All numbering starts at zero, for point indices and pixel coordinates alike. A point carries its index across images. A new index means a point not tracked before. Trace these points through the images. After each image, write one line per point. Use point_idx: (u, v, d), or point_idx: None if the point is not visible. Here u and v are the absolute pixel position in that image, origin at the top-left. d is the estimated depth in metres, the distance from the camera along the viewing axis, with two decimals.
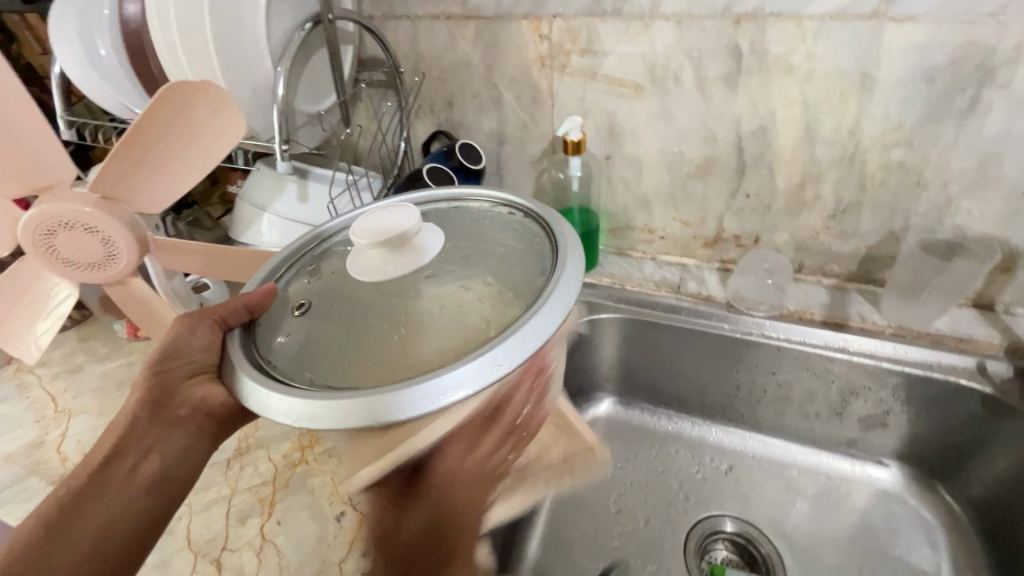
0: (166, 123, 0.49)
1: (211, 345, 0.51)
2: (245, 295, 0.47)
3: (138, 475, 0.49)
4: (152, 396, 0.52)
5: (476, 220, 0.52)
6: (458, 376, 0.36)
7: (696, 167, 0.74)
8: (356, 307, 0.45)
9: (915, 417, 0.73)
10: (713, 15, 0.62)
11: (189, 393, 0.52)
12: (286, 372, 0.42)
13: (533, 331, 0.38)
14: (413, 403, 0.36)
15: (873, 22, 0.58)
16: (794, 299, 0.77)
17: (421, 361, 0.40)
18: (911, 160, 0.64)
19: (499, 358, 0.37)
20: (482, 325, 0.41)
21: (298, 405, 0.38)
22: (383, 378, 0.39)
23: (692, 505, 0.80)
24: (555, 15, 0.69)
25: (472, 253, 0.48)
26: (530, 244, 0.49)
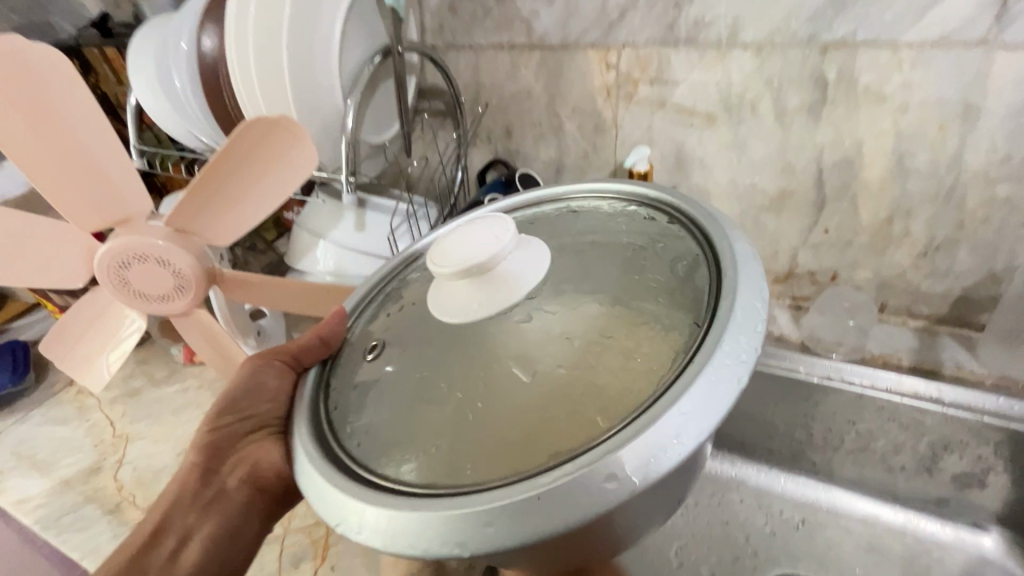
0: (243, 158, 0.48)
1: (274, 397, 0.49)
2: (318, 325, 0.46)
3: (182, 555, 0.46)
4: (203, 461, 0.50)
5: (600, 224, 0.47)
6: (596, 484, 0.28)
7: (770, 200, 0.70)
8: (458, 345, 0.39)
9: (1021, 478, 0.65)
10: (798, 43, 0.59)
11: (241, 457, 0.50)
12: (373, 451, 0.36)
13: (694, 411, 0.30)
14: (538, 517, 0.28)
15: (979, 49, 0.53)
16: (877, 342, 0.72)
17: (544, 428, 0.33)
18: (1017, 197, 0.59)
19: (654, 448, 0.29)
20: (622, 374, 0.34)
21: (389, 510, 0.31)
22: (496, 457, 0.33)
23: (761, 562, 0.74)
24: (624, 45, 0.67)
25: (594, 267, 0.42)
26: (671, 259, 0.42)
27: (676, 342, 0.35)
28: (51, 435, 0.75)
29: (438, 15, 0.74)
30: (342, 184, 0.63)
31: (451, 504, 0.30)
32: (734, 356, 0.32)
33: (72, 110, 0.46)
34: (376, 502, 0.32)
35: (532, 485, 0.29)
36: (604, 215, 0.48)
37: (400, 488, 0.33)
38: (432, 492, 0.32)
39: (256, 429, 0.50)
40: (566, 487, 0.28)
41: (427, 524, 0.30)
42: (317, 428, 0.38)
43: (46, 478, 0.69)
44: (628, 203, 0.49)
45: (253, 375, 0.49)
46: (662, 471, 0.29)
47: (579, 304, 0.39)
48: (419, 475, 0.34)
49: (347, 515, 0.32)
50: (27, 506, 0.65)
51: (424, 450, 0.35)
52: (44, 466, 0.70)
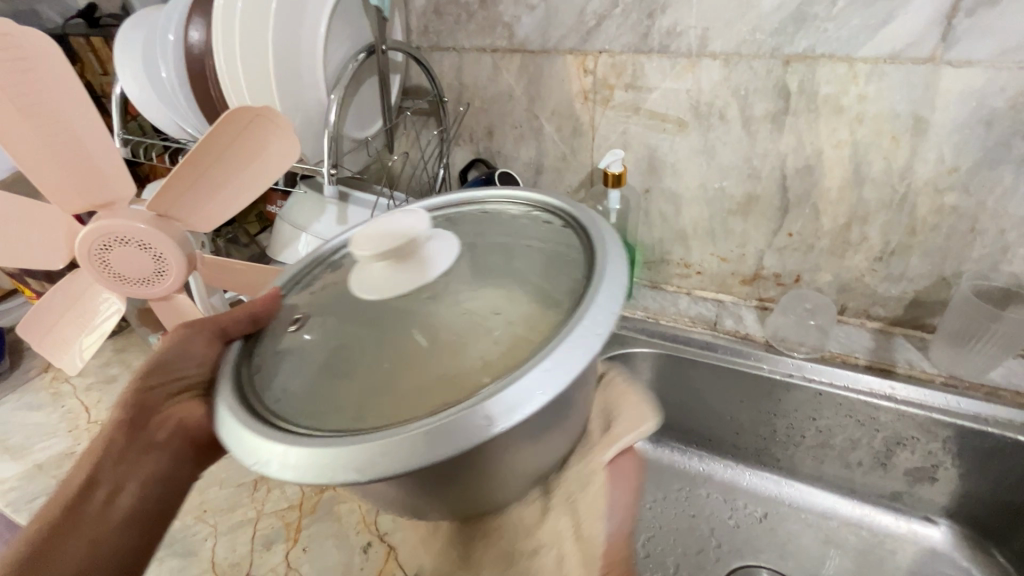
0: (226, 146, 0.50)
1: (203, 361, 0.51)
2: (250, 304, 0.46)
3: (113, 509, 0.46)
4: (132, 416, 0.49)
5: (507, 222, 0.49)
6: (469, 420, 0.30)
7: (738, 204, 0.73)
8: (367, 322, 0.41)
9: (967, 472, 0.69)
10: (763, 55, 0.62)
11: (172, 413, 0.51)
12: (281, 404, 0.37)
13: (563, 363, 0.32)
14: (414, 449, 0.30)
15: (928, 66, 0.57)
16: (836, 342, 0.75)
17: (430, 395, 0.35)
18: (964, 205, 0.63)
19: (522, 392, 0.31)
20: (503, 349, 0.36)
21: (279, 450, 0.32)
22: (386, 413, 0.34)
23: (724, 553, 0.76)
24: (600, 51, 0.70)
25: (497, 258, 0.44)
26: (564, 256, 0.43)
27: (558, 316, 0.37)
28: (24, 421, 0.75)
29: (423, 17, 0.77)
30: (323, 176, 0.64)
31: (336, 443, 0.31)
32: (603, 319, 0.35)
33: (59, 94, 0.47)
34: (270, 439, 0.33)
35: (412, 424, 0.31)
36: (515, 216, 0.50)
37: (298, 430, 0.34)
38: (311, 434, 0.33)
39: (188, 386, 0.51)
40: (441, 425, 0.30)
41: (308, 458, 0.31)
42: (232, 381, 0.39)
43: (18, 462, 0.69)
44: (532, 207, 0.50)
45: (180, 342, 0.50)
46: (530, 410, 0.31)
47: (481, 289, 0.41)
48: (315, 423, 0.35)
49: (242, 455, 0.33)
50: None
51: (322, 409, 0.36)
52: (16, 450, 0.70)
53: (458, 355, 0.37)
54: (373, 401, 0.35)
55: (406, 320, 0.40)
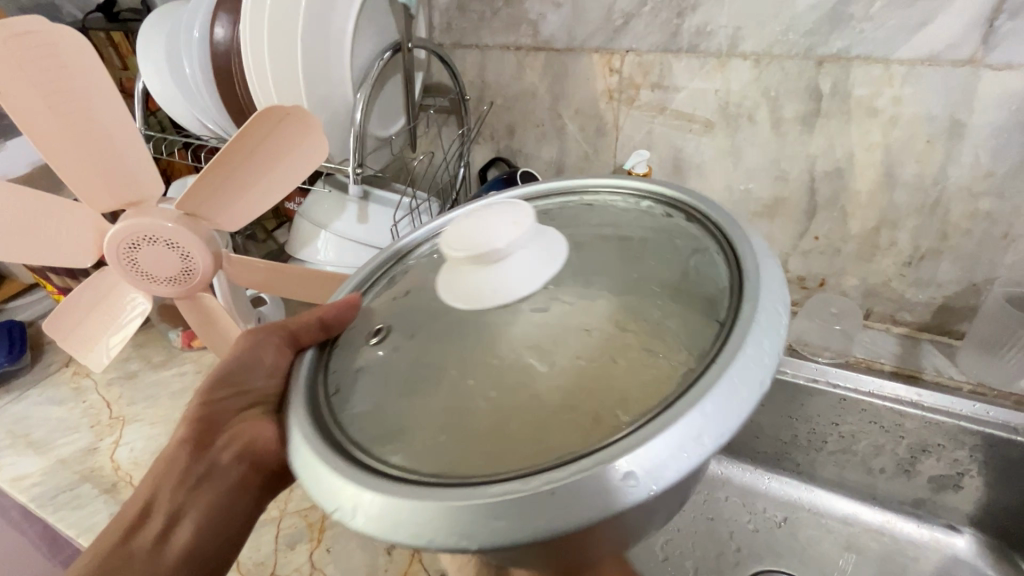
0: (255, 145, 0.49)
1: (272, 371, 0.49)
2: (320, 307, 0.45)
3: (172, 538, 0.44)
4: (196, 433, 0.49)
5: (612, 219, 0.47)
6: (589, 492, 0.27)
7: (764, 206, 0.72)
8: (463, 338, 0.39)
9: (994, 481, 0.68)
10: (796, 55, 0.61)
11: (237, 433, 0.49)
12: (363, 433, 0.36)
13: (696, 436, 0.29)
14: (520, 518, 0.28)
15: (967, 68, 0.56)
16: (861, 347, 0.74)
17: (542, 434, 0.32)
18: (999, 211, 0.62)
19: (648, 463, 0.28)
20: (623, 388, 0.34)
21: (369, 497, 0.30)
22: (490, 456, 0.32)
23: (744, 558, 0.76)
24: (627, 50, 0.69)
25: (600, 259, 0.42)
26: (682, 257, 0.42)
27: (696, 344, 0.35)
28: (46, 416, 0.75)
29: (447, 14, 0.76)
30: (349, 175, 0.64)
31: (423, 496, 0.30)
32: (747, 383, 0.30)
33: (90, 90, 0.47)
34: (358, 482, 0.31)
35: (520, 485, 0.28)
36: (620, 211, 0.48)
37: (387, 473, 0.32)
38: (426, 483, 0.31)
39: (253, 403, 0.50)
40: (554, 493, 0.28)
41: (431, 516, 0.29)
42: (310, 404, 0.38)
43: (42, 456, 0.69)
44: (644, 196, 0.49)
45: (250, 350, 0.50)
46: (666, 481, 0.28)
47: (577, 305, 0.39)
48: (408, 462, 0.33)
49: (326, 498, 0.32)
50: (22, 484, 0.66)
51: (416, 442, 0.35)
52: (40, 445, 0.71)
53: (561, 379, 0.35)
54: (474, 437, 0.34)
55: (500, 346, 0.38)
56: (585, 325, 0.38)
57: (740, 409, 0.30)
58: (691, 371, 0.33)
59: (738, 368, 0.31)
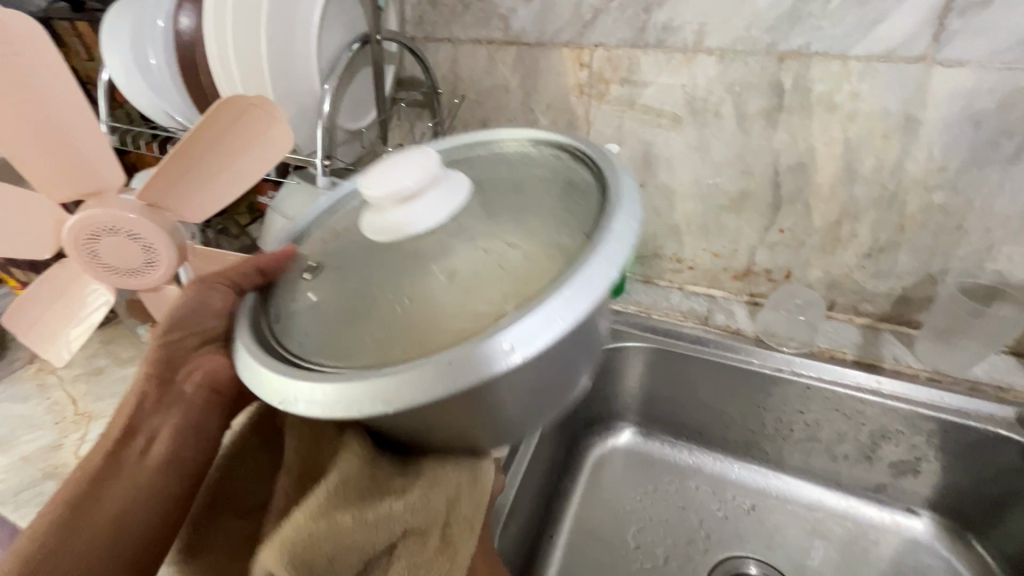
0: (217, 135, 0.49)
1: (218, 313, 0.52)
2: (258, 257, 0.48)
3: (152, 454, 0.49)
4: (157, 371, 0.51)
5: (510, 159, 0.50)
6: (473, 362, 0.33)
7: (730, 200, 0.74)
8: (377, 262, 0.43)
9: (949, 464, 0.71)
10: (758, 52, 0.63)
11: (197, 366, 0.53)
12: (299, 343, 0.40)
13: (556, 311, 0.34)
14: (417, 387, 0.32)
15: (920, 65, 0.58)
16: (825, 337, 0.76)
17: (441, 333, 0.37)
18: (952, 203, 0.64)
19: (515, 337, 0.33)
20: (510, 290, 0.37)
21: (294, 388, 0.35)
22: (401, 352, 0.36)
23: (713, 545, 0.77)
24: (596, 45, 0.69)
25: (501, 190, 0.46)
26: (570, 187, 0.46)
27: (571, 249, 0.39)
28: (8, 413, 0.73)
29: (418, 8, 0.76)
30: (317, 168, 0.64)
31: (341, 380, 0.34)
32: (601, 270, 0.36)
33: (43, 78, 0.46)
34: (287, 375, 0.36)
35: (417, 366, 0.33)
36: (525, 157, 0.51)
37: (315, 369, 0.37)
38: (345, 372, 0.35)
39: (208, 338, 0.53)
40: (445, 365, 0.33)
41: (348, 393, 0.33)
42: (251, 323, 0.42)
43: (4, 454, 0.68)
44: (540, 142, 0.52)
45: (194, 296, 0.51)
46: (536, 350, 0.33)
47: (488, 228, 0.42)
48: (331, 360, 0.37)
49: (264, 388, 0.36)
50: None
51: (339, 346, 0.38)
52: (2, 442, 0.69)
53: (466, 296, 0.38)
54: (385, 336, 0.38)
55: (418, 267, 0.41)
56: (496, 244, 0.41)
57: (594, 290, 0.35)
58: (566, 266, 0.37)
59: (595, 262, 0.36)
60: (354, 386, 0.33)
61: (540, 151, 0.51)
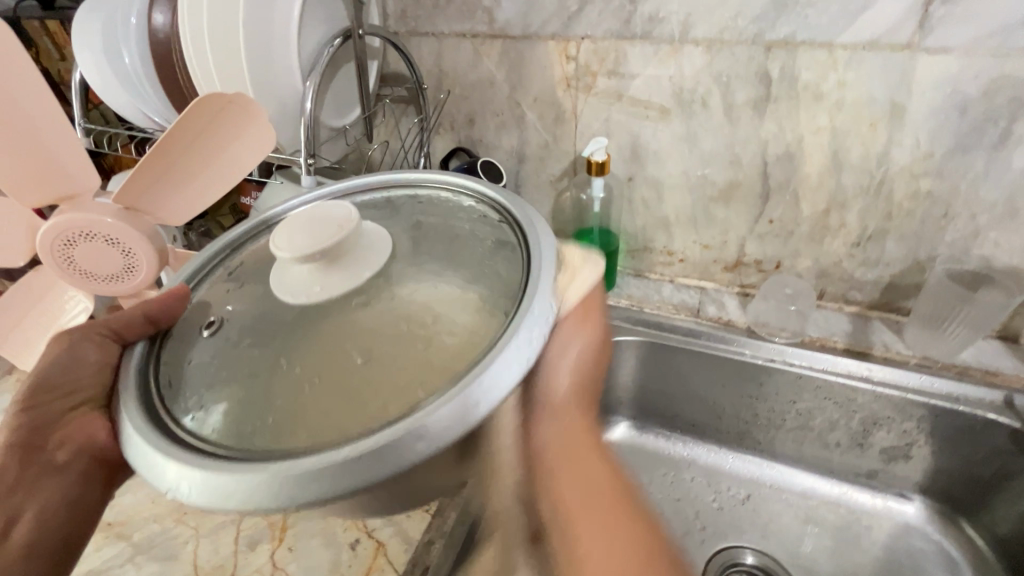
0: (197, 133, 0.47)
1: (95, 369, 0.50)
2: (144, 303, 0.43)
3: (10, 540, 0.47)
4: (24, 439, 0.50)
5: (436, 212, 0.48)
6: (387, 455, 0.30)
7: (719, 191, 0.74)
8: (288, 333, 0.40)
9: (939, 449, 0.72)
10: (745, 41, 0.62)
11: (66, 430, 0.50)
12: (193, 418, 0.36)
13: (488, 389, 0.32)
14: (318, 483, 0.30)
15: (905, 52, 0.58)
16: (815, 326, 0.76)
17: (351, 411, 0.34)
18: (938, 190, 0.64)
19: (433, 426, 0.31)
20: (431, 371, 0.35)
21: (191, 479, 0.31)
22: (303, 438, 0.34)
23: (709, 536, 0.78)
24: (583, 37, 0.69)
25: (426, 242, 0.44)
26: (495, 251, 0.43)
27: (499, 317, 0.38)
28: None
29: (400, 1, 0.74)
30: (301, 167, 0.62)
31: (240, 471, 0.31)
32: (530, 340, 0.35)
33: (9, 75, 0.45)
34: (178, 463, 0.32)
35: (324, 455, 0.31)
36: (454, 211, 0.48)
37: (215, 453, 0.33)
38: (245, 459, 0.32)
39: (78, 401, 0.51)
40: (358, 457, 0.30)
41: (247, 486, 0.31)
42: (140, 394, 0.38)
43: None
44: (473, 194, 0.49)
45: (65, 354, 0.50)
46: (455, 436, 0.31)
47: (405, 290, 0.41)
48: (228, 443, 0.34)
49: (151, 478, 0.33)
50: None
51: (241, 425, 0.35)
52: None
53: (386, 375, 0.36)
54: (292, 415, 0.35)
55: (337, 341, 0.38)
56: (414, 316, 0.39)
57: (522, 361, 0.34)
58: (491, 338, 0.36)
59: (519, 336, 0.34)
60: (254, 477, 0.31)
61: (466, 205, 0.48)
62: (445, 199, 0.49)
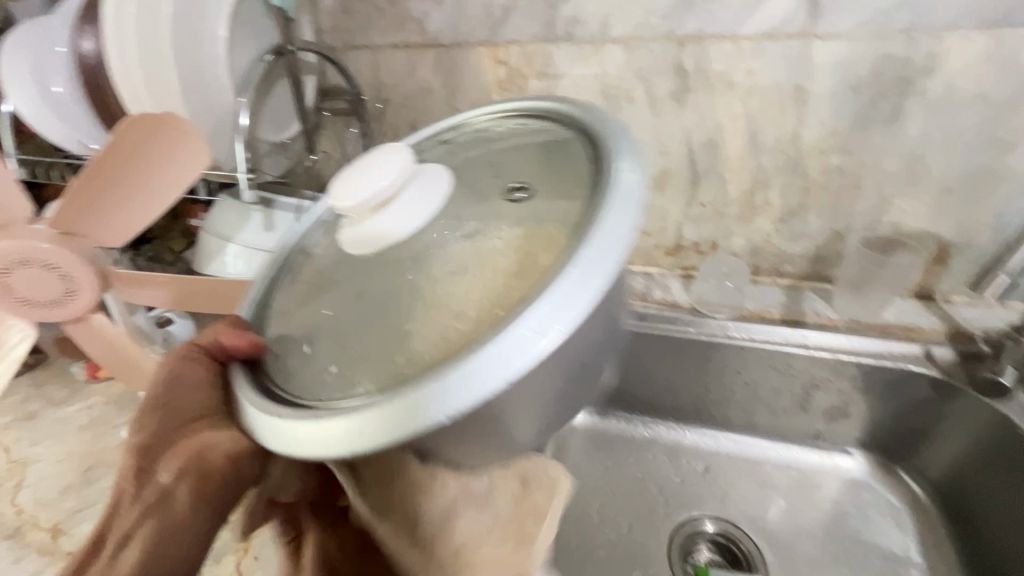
0: (128, 151, 0.48)
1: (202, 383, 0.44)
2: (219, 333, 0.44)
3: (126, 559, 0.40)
4: (133, 463, 0.42)
5: (484, 138, 0.53)
6: (501, 358, 0.33)
7: (653, 179, 0.78)
8: (372, 282, 0.43)
9: (872, 404, 0.77)
10: (659, 37, 0.67)
11: (179, 450, 0.42)
12: (299, 391, 0.40)
13: (544, 326, 0.33)
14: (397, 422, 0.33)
15: (802, 40, 0.63)
16: (752, 301, 0.81)
17: (423, 355, 0.37)
18: (846, 165, 0.70)
19: (525, 337, 0.33)
20: (507, 285, 0.38)
21: (305, 433, 0.36)
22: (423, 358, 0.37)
23: (672, 510, 0.81)
24: (510, 42, 0.72)
25: (481, 167, 0.49)
26: (563, 149, 0.47)
27: (581, 195, 0.42)
28: None
29: (333, 17, 0.76)
30: (240, 181, 0.63)
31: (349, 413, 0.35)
32: (611, 248, 0.36)
33: None
34: (292, 420, 0.37)
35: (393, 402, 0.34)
36: (506, 133, 0.52)
37: (317, 407, 0.37)
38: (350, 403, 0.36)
39: (202, 418, 0.43)
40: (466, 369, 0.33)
41: (359, 425, 0.34)
42: (252, 383, 0.42)
43: None
44: (541, 119, 0.52)
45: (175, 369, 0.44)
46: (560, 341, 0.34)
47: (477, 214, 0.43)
48: (330, 397, 0.38)
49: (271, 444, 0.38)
50: None
51: (353, 374, 0.38)
52: None
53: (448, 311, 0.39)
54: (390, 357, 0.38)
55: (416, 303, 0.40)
56: (510, 199, 0.44)
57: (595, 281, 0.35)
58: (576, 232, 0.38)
59: (575, 274, 0.35)
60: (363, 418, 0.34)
61: (502, 120, 0.54)
62: (482, 125, 0.54)
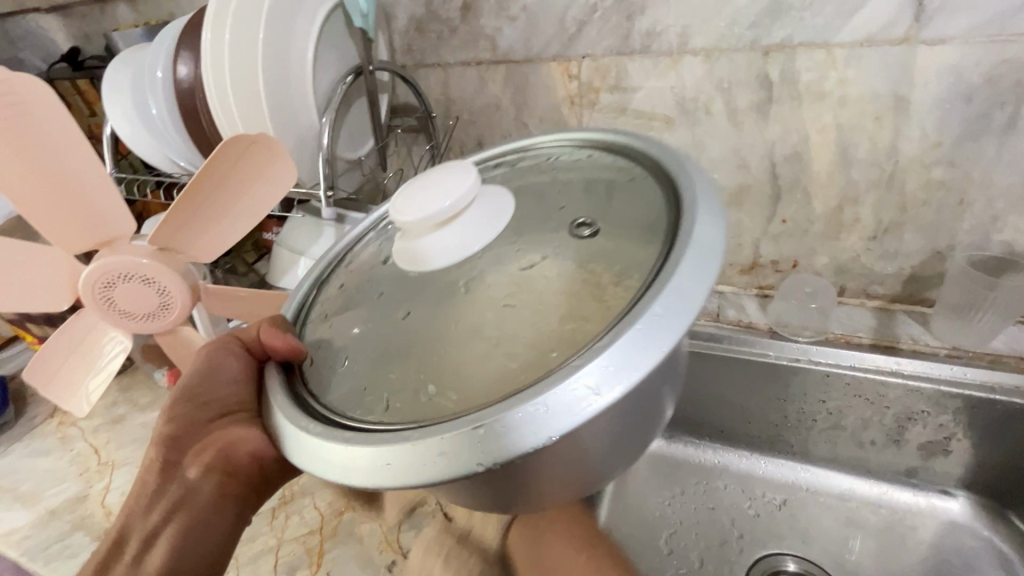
0: (225, 170, 0.50)
1: (234, 378, 0.53)
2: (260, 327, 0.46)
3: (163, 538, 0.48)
4: (164, 451, 0.51)
5: (548, 163, 0.52)
6: (559, 407, 0.31)
7: (729, 194, 0.74)
8: (427, 294, 0.43)
9: (979, 441, 0.70)
10: (742, 47, 0.64)
11: (207, 440, 0.52)
12: (346, 406, 0.39)
13: (600, 382, 0.31)
14: (449, 458, 0.31)
15: (904, 46, 0.59)
16: (838, 324, 0.75)
17: (484, 386, 0.36)
18: (951, 179, 0.64)
19: (572, 396, 0.31)
20: (568, 320, 0.37)
21: (348, 455, 0.34)
22: (463, 397, 0.36)
23: (748, 544, 0.76)
24: (583, 56, 0.71)
25: (546, 194, 0.48)
26: (625, 188, 0.46)
27: (654, 237, 0.40)
28: (33, 468, 0.74)
29: (407, 36, 0.78)
30: (321, 199, 0.65)
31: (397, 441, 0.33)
32: (682, 308, 0.33)
33: (55, 129, 0.50)
34: (329, 440, 0.35)
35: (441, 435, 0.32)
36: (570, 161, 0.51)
37: (362, 429, 0.36)
38: (401, 428, 0.35)
39: (225, 413, 0.53)
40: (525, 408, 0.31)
41: (405, 461, 0.32)
42: (285, 389, 0.42)
43: (32, 508, 0.68)
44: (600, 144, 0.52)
45: (207, 364, 0.52)
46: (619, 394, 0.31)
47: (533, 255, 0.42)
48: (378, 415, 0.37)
49: (301, 464, 0.36)
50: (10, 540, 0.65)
51: (403, 398, 0.38)
52: (29, 497, 0.70)
53: (509, 342, 0.38)
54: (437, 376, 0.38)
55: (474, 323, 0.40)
56: (578, 232, 0.43)
57: (657, 348, 0.32)
58: (634, 297, 0.35)
59: (649, 314, 0.33)
60: (409, 450, 0.32)
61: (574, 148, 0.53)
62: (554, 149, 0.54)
